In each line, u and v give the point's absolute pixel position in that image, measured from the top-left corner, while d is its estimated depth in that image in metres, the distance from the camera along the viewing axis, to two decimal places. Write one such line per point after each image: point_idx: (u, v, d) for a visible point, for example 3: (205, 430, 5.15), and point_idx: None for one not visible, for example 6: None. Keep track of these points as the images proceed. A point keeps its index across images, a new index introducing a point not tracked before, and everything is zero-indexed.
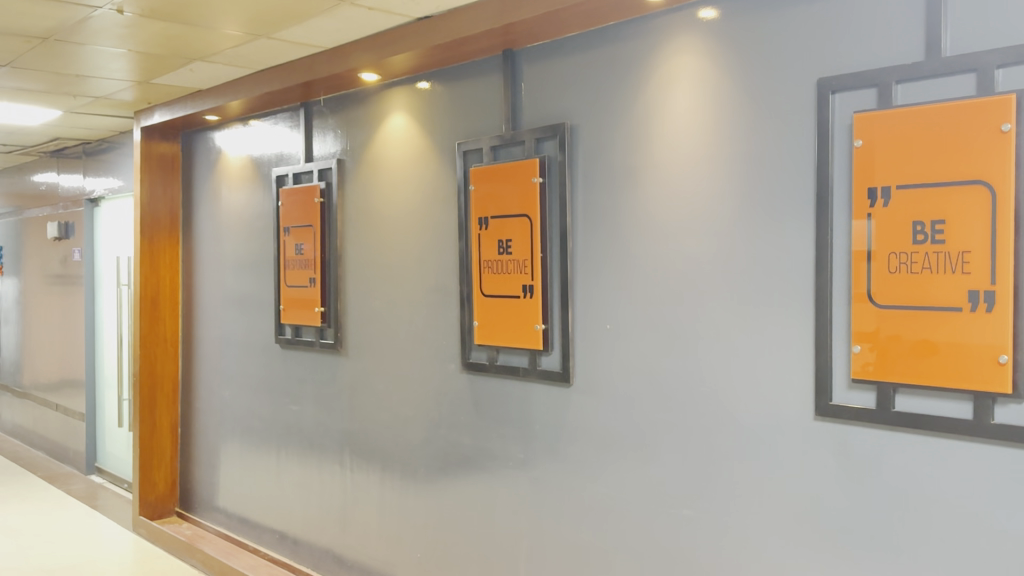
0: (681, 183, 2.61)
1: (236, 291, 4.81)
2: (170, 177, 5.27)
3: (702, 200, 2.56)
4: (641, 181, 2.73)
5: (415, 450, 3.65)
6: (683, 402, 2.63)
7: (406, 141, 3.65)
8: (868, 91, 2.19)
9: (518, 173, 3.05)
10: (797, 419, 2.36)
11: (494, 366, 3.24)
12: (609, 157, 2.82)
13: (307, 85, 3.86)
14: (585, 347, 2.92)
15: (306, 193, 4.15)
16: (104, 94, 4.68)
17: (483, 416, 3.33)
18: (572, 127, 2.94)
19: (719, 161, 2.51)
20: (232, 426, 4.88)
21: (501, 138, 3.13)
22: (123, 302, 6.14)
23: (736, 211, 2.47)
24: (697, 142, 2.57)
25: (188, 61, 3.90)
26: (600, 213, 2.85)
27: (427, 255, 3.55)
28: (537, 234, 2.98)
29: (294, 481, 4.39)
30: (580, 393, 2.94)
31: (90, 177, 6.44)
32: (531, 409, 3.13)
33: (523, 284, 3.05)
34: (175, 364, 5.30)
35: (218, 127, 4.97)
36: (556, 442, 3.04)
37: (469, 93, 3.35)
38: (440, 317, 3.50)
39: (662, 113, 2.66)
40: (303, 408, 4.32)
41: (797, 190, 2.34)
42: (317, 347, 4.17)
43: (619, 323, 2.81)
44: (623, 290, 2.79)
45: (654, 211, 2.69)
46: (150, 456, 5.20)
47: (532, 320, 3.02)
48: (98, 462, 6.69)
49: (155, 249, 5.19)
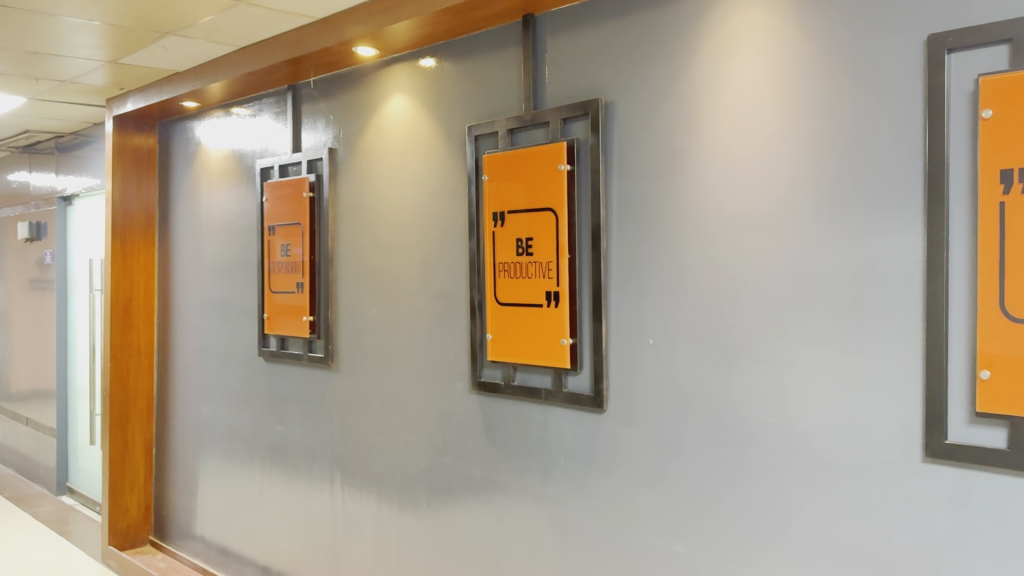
0: (743, 170, 2.16)
1: (216, 297, 4.34)
2: (145, 172, 4.79)
3: (770, 189, 2.10)
4: (691, 166, 2.27)
5: (416, 480, 3.18)
6: (742, 434, 2.17)
7: (409, 127, 3.19)
8: (996, 49, 1.74)
9: (541, 160, 2.59)
10: (896, 457, 1.89)
11: (511, 386, 2.77)
12: (651, 138, 2.36)
13: (294, 63, 3.40)
14: (622, 366, 2.45)
15: (292, 187, 3.68)
16: (71, 77, 4.20)
17: (495, 443, 2.86)
18: (606, 104, 2.48)
19: (794, 140, 2.06)
20: (210, 447, 4.40)
21: (521, 120, 2.68)
22: (96, 309, 5.68)
23: (812, 200, 2.02)
24: (764, 118, 2.11)
25: (159, 35, 3.43)
26: (639, 206, 2.40)
27: (433, 255, 3.08)
28: (564, 232, 2.52)
29: (279, 510, 3.92)
30: (616, 421, 2.47)
31: (63, 174, 5.96)
32: (552, 438, 2.66)
33: (546, 291, 2.58)
34: (150, 377, 4.81)
35: (198, 116, 4.50)
36: (584, 477, 2.57)
37: (481, 70, 2.89)
38: (446, 328, 3.04)
39: (721, 84, 2.20)
40: (288, 429, 3.85)
41: (898, 178, 1.88)
42: (304, 361, 3.69)
43: (663, 339, 2.34)
44: (669, 299, 2.33)
45: (705, 203, 2.24)
46: (122, 480, 4.69)
47: (557, 333, 2.56)
48: (70, 482, 6.18)
49: (129, 251, 4.70)
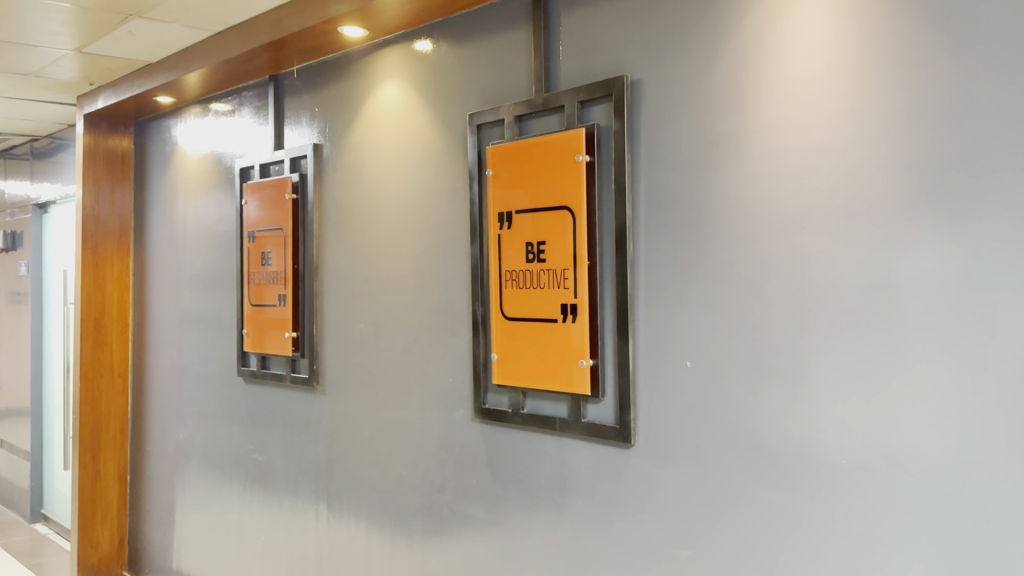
0: (804, 155, 1.79)
1: (193, 311, 3.96)
2: (119, 176, 4.42)
3: (835, 179, 1.74)
4: (738, 154, 1.90)
5: (411, 521, 2.80)
6: (804, 479, 1.79)
7: (402, 118, 2.82)
8: None
9: (555, 150, 2.21)
10: (1005, 512, 1.51)
11: (520, 415, 2.38)
12: (687, 122, 1.99)
13: (274, 48, 3.04)
14: (653, 394, 2.07)
15: (274, 188, 3.31)
16: (34, 70, 3.82)
17: (501, 480, 2.48)
18: (632, 83, 2.10)
19: (867, 117, 1.69)
20: (187, 477, 4.02)
21: (530, 105, 2.31)
22: (70, 323, 5.32)
23: (892, 189, 1.65)
24: (829, 92, 1.75)
25: (123, 18, 3.06)
26: (673, 202, 2.02)
27: (431, 262, 2.70)
28: (582, 235, 2.14)
29: (260, 548, 3.53)
30: (645, 459, 2.08)
31: (38, 181, 5.61)
32: (568, 477, 2.28)
33: (561, 304, 2.21)
34: (124, 397, 4.44)
35: (175, 114, 4.15)
36: (606, 525, 2.18)
37: (484, 51, 2.52)
38: (444, 346, 2.66)
39: (772, 55, 1.84)
40: (269, 458, 3.47)
41: (1007, 163, 1.51)
42: (287, 383, 3.32)
43: (703, 360, 1.97)
44: (712, 312, 1.95)
45: (757, 196, 1.87)
46: (93, 510, 4.30)
47: (575, 353, 2.17)
48: (45, 508, 5.79)
49: (101, 262, 4.32)
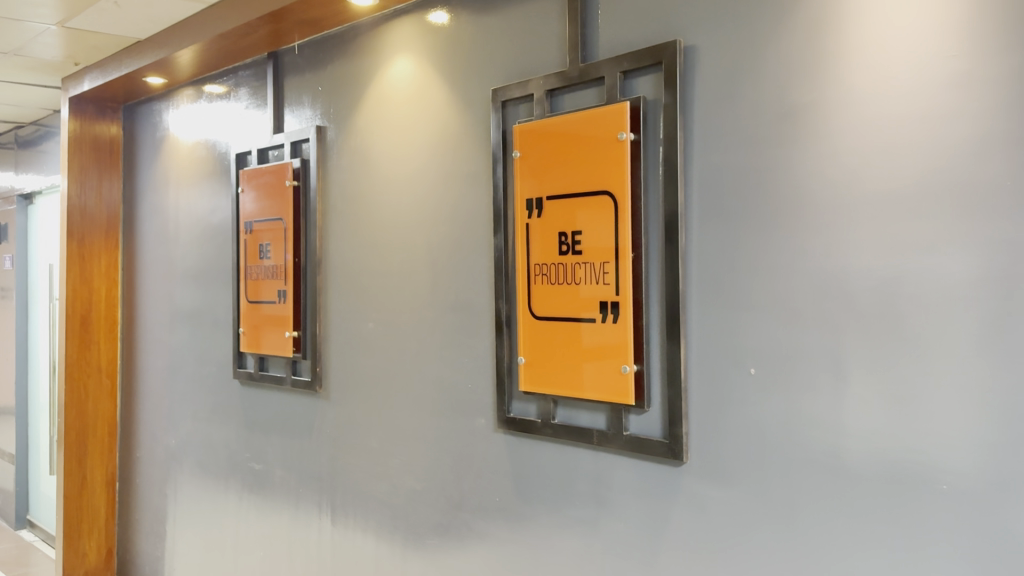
0: (896, 128, 1.53)
1: (185, 308, 3.70)
2: (107, 165, 4.16)
3: (933, 156, 1.48)
4: (813, 129, 1.64)
5: (424, 539, 2.54)
6: (891, 505, 1.54)
7: (416, 96, 2.56)
8: None
9: (593, 127, 1.96)
10: None
11: (549, 425, 2.13)
12: (750, 93, 1.74)
13: (273, 20, 2.78)
14: (709, 404, 1.82)
15: (273, 174, 3.05)
16: (14, 48, 3.55)
17: (527, 496, 2.23)
18: (685, 50, 1.85)
19: (975, 83, 1.43)
20: (180, 485, 3.76)
21: (564, 77, 2.06)
22: (55, 320, 5.06)
23: (1006, 168, 1.40)
24: (928, 55, 1.49)
25: None
26: (733, 185, 1.77)
27: (449, 254, 2.44)
28: (626, 224, 1.89)
29: (258, 563, 3.27)
30: (698, 478, 1.83)
31: (22, 171, 5.33)
32: (606, 496, 2.02)
33: (601, 302, 1.95)
34: (112, 398, 4.17)
35: (166, 98, 3.88)
36: (651, 551, 1.93)
37: (508, 20, 2.27)
38: (463, 347, 2.41)
39: (856, 12, 1.58)
40: (268, 466, 3.21)
41: None
42: (287, 385, 3.06)
43: (771, 367, 1.71)
44: (780, 310, 1.69)
45: (837, 178, 1.61)
46: (79, 520, 4.04)
47: (617, 357, 1.92)
48: (30, 514, 5.52)
49: (87, 255, 4.06)
